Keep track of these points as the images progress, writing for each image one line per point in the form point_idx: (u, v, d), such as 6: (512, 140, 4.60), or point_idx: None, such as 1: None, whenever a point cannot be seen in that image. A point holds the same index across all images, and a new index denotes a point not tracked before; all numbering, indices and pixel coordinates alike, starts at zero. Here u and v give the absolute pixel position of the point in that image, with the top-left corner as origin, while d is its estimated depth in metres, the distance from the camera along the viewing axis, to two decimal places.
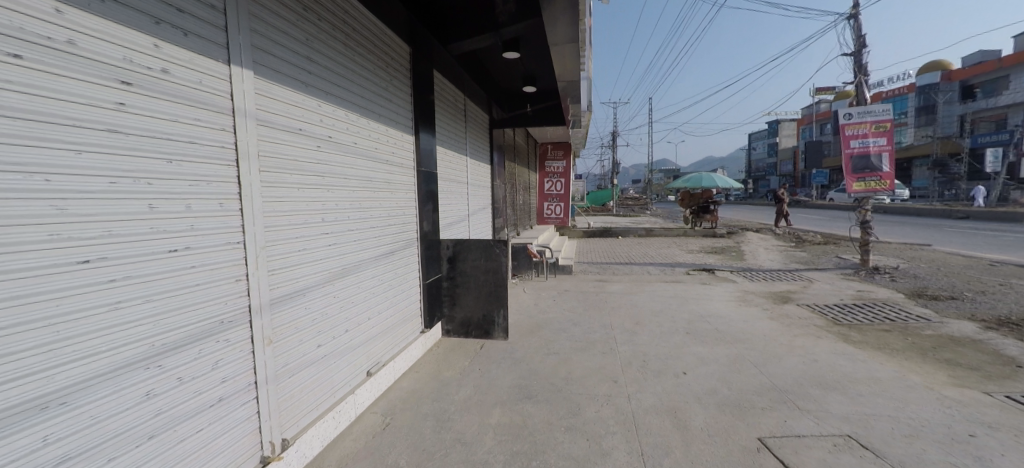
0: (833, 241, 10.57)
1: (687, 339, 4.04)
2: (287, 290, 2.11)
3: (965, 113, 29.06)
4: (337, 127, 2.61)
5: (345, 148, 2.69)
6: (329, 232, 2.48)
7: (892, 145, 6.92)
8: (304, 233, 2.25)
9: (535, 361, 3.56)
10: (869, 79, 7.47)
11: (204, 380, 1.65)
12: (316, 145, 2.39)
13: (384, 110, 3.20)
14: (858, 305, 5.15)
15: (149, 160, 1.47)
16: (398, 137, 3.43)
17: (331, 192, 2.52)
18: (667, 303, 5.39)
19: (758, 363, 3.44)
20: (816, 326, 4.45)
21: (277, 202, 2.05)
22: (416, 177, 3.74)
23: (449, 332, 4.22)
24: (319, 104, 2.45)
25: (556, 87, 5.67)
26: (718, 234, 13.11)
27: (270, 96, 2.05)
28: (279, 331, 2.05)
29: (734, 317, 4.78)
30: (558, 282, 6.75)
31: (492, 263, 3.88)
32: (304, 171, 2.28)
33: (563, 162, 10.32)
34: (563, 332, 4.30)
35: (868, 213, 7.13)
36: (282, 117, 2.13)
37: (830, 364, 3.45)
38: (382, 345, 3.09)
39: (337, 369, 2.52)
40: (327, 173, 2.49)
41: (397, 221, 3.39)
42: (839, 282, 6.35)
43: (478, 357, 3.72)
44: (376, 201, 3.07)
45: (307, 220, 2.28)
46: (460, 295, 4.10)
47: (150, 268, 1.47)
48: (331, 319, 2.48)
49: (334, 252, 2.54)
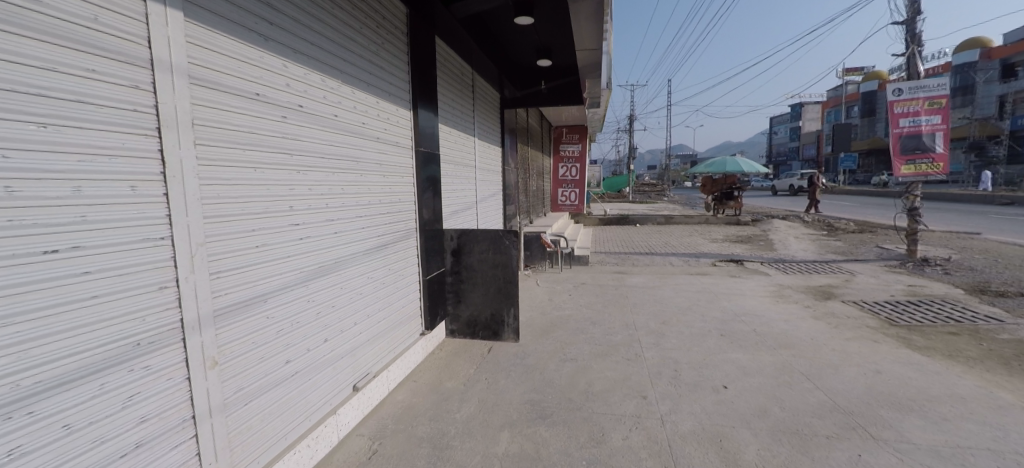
0: (869, 229, 9.82)
1: (722, 342, 3.56)
2: (240, 297, 1.71)
3: (1006, 92, 27.23)
4: (311, 95, 2.18)
5: (323, 121, 2.26)
6: (301, 226, 2.08)
7: (948, 123, 6.18)
8: (264, 226, 1.84)
9: (550, 370, 3.12)
10: (922, 49, 6.64)
11: (110, 423, 1.24)
12: (280, 115, 1.97)
13: (373, 77, 2.73)
14: (913, 303, 4.56)
15: (8, 124, 1.04)
16: (392, 111, 2.97)
17: (303, 174, 2.10)
18: (695, 299, 4.89)
19: (811, 376, 2.93)
20: (869, 327, 3.89)
21: (222, 183, 1.64)
22: (415, 158, 3.27)
23: (454, 332, 3.80)
24: (284, 64, 1.99)
25: (576, 61, 5.10)
26: (743, 222, 12.42)
27: (212, 49, 1.61)
28: (231, 349, 1.65)
29: (772, 316, 4.26)
30: (574, 274, 6.28)
31: (502, 257, 3.45)
32: (264, 148, 1.86)
33: (579, 146, 9.93)
34: (581, 334, 3.86)
35: (917, 199, 6.44)
36: (227, 76, 1.68)
37: (897, 376, 2.92)
38: (372, 353, 2.69)
39: (314, 387, 2.14)
40: (297, 151, 2.07)
41: (392, 211, 2.97)
42: (884, 276, 5.75)
43: (484, 363, 3.31)
44: (364, 186, 2.64)
45: (265, 210, 1.86)
46: (466, 292, 3.67)
47: (11, 277, 1.04)
48: (305, 328, 2.09)
49: (308, 248, 2.12)
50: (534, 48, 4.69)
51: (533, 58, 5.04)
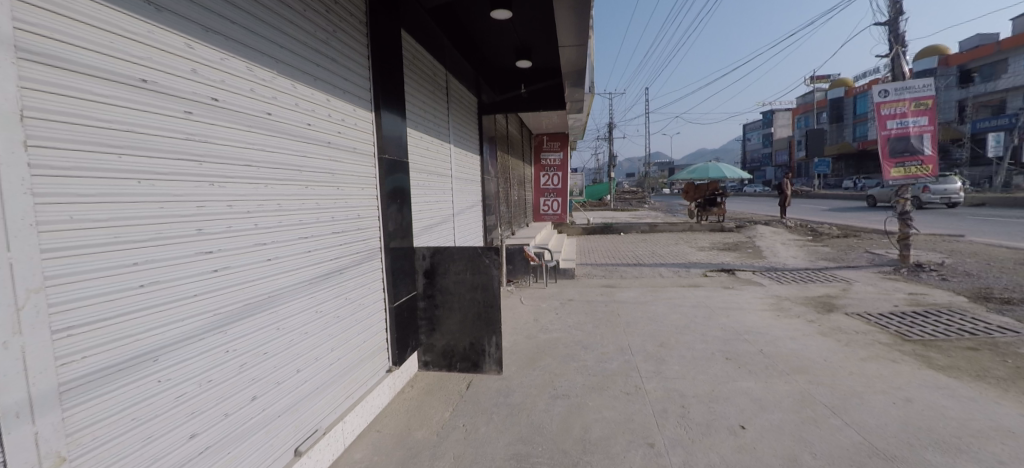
0: (854, 234, 9.75)
1: (729, 369, 3.18)
2: (112, 359, 1.23)
3: (965, 99, 28.46)
4: (233, 86, 1.67)
5: (250, 119, 1.75)
6: (216, 254, 1.57)
7: (935, 125, 6.08)
8: (156, 257, 1.35)
9: (539, 412, 2.67)
10: (906, 49, 6.56)
11: None
12: (183, 110, 1.46)
13: (321, 69, 2.25)
14: (920, 313, 4.28)
15: None
16: (347, 111, 2.49)
17: (219, 187, 1.59)
18: (691, 315, 4.54)
19: (837, 408, 2.56)
20: (882, 344, 3.57)
21: (81, 201, 1.15)
22: (378, 167, 2.81)
23: (427, 364, 3.32)
24: (190, 43, 1.48)
25: (559, 64, 4.76)
26: (727, 228, 12.33)
27: (61, 11, 1.12)
28: (93, 435, 1.19)
29: (778, 333, 3.92)
30: (560, 289, 5.87)
31: (481, 278, 3.02)
32: (156, 153, 1.36)
33: (560, 154, 9.54)
34: (572, 361, 3.44)
35: (907, 203, 6.32)
36: (87, 45, 1.18)
37: (930, 405, 2.56)
38: (321, 404, 2.21)
39: (235, 462, 1.67)
40: (211, 157, 1.56)
41: (351, 230, 2.49)
42: (881, 283, 5.53)
43: (462, 403, 2.83)
44: (313, 202, 2.15)
45: (158, 235, 1.36)
46: (441, 319, 3.20)
47: None
48: (222, 388, 1.61)
49: (228, 282, 1.63)
50: (513, 47, 4.32)
51: (513, 58, 4.67)
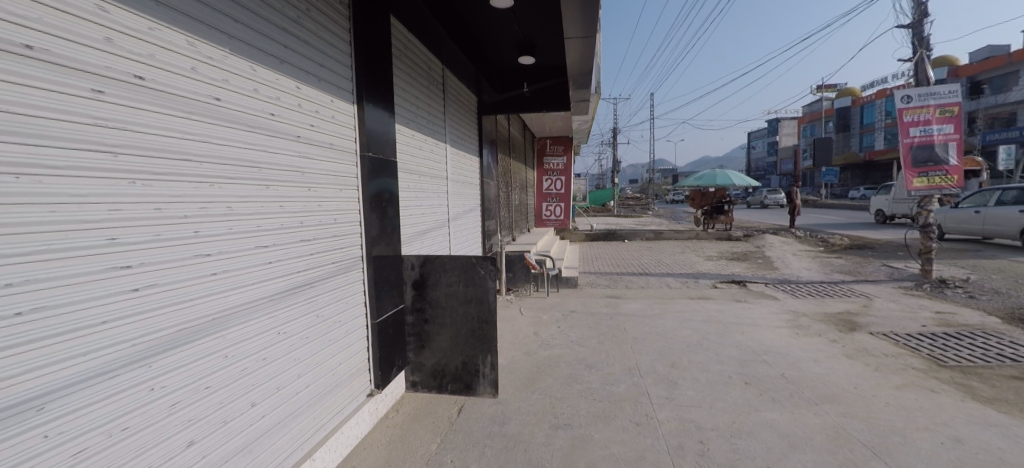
0: (867, 246, 9.42)
1: (749, 396, 2.87)
2: None
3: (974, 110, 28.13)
4: (170, 63, 1.35)
5: (194, 104, 1.43)
6: (137, 269, 1.23)
7: (961, 133, 5.77)
8: (45, 274, 1.02)
9: (537, 445, 2.36)
10: (931, 54, 6.27)
11: None
12: (90, 86, 1.13)
13: (291, 53, 1.94)
14: (952, 335, 3.96)
15: None
16: (321, 101, 2.17)
17: (145, 186, 1.26)
18: (702, 331, 4.24)
19: (877, 449, 2.25)
20: (916, 370, 3.25)
21: None
22: (361, 167, 2.52)
23: (416, 385, 3.00)
24: (102, 5, 1.15)
25: (562, 62, 4.48)
26: (734, 236, 12.01)
27: None
28: None
29: (799, 354, 3.60)
30: (562, 300, 5.56)
31: (475, 291, 2.74)
32: (44, 140, 1.02)
33: (563, 158, 9.23)
34: (574, 383, 3.13)
35: (931, 215, 6.00)
36: None
37: (984, 447, 2.24)
38: (286, 439, 1.86)
39: None
40: (129, 147, 1.22)
41: (327, 237, 2.18)
42: (904, 300, 5.20)
43: (452, 432, 2.52)
44: (281, 206, 1.84)
45: (48, 246, 1.02)
46: (431, 335, 2.90)
47: None
48: (146, 434, 1.26)
49: (156, 304, 1.28)
50: (515, 41, 4.03)
51: (514, 54, 4.39)
